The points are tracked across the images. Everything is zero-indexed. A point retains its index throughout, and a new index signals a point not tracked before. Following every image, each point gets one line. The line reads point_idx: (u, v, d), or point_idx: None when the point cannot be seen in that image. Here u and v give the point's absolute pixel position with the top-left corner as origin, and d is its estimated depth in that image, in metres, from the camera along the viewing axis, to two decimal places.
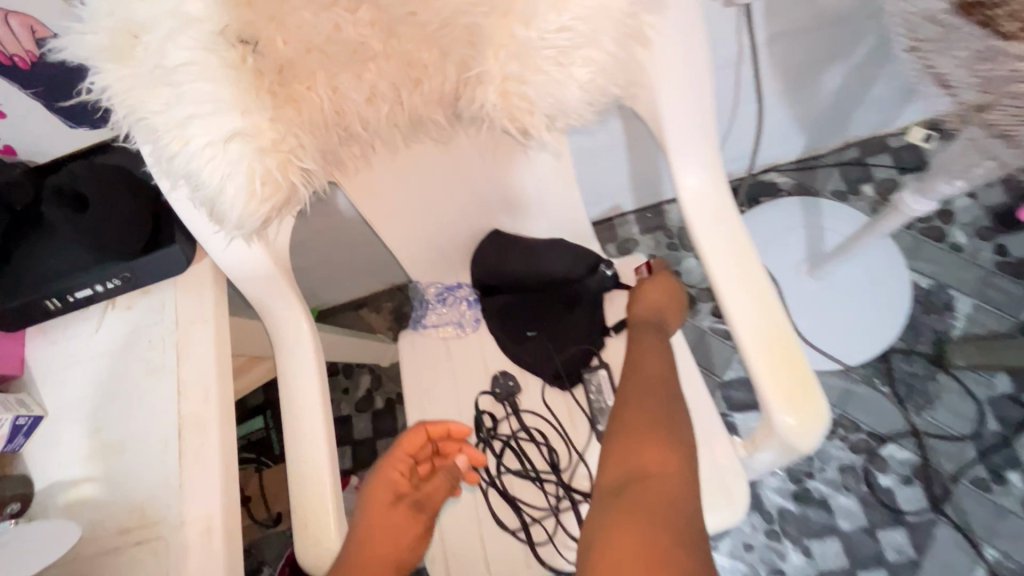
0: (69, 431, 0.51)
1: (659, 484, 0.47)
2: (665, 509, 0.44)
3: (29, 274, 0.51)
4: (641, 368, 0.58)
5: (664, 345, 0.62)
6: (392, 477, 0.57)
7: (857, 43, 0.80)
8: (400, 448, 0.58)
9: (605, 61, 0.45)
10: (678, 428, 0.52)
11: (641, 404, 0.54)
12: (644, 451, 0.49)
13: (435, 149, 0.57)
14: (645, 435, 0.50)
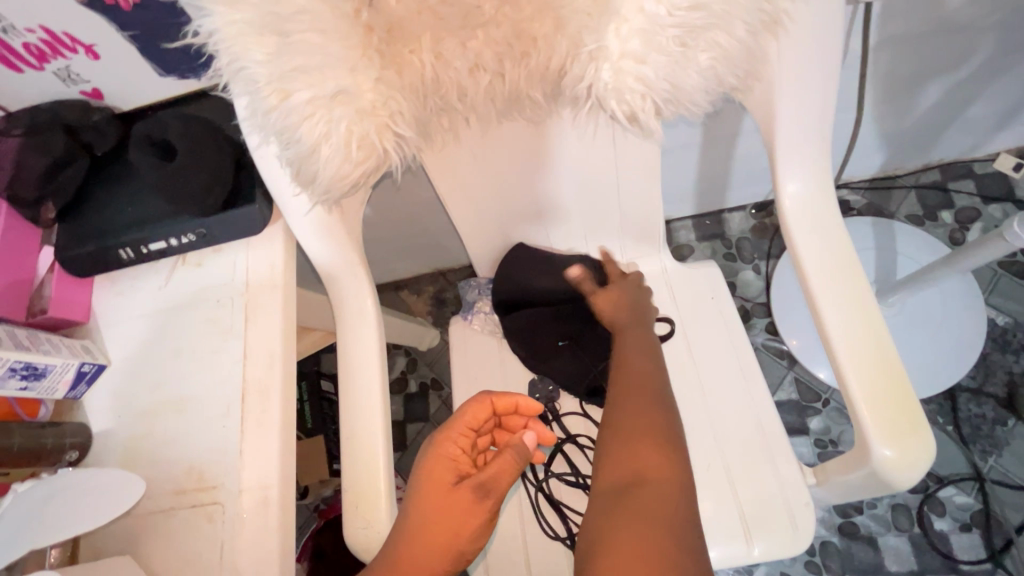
0: (131, 384, 0.51)
1: (657, 489, 0.44)
2: (659, 513, 0.42)
3: (106, 221, 0.51)
4: (628, 365, 0.55)
5: (648, 345, 0.58)
6: (453, 454, 0.50)
7: (967, 57, 0.74)
8: (461, 421, 0.52)
9: (731, 47, 0.42)
10: (670, 423, 0.49)
11: (633, 401, 0.51)
12: (640, 450, 0.46)
13: (522, 130, 0.55)
14: (639, 435, 0.48)
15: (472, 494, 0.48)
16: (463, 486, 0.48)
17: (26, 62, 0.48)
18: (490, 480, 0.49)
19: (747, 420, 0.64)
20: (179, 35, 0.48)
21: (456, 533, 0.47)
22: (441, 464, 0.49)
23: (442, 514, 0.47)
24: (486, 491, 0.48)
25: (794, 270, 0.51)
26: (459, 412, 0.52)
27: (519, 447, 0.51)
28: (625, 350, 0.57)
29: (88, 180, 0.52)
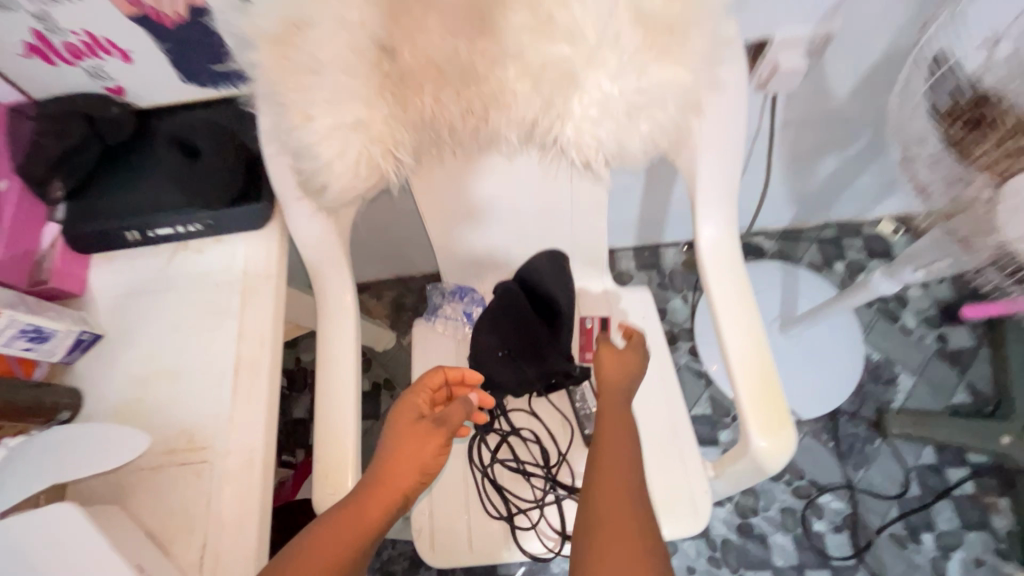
0: (124, 355, 0.55)
1: None
2: None
3: (116, 205, 0.56)
4: (605, 451, 0.56)
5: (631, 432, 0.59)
6: (416, 402, 0.61)
7: (853, 141, 0.93)
8: (422, 384, 0.63)
9: (666, 121, 0.54)
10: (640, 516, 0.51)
11: (610, 496, 0.52)
12: (620, 551, 0.48)
13: (496, 161, 0.65)
14: (621, 533, 0.49)
15: (429, 425, 0.58)
16: (424, 421, 0.58)
17: (59, 57, 0.53)
18: (444, 417, 0.59)
19: (664, 422, 0.76)
20: (210, 53, 0.55)
21: (416, 462, 0.55)
22: (406, 408, 0.60)
23: (404, 446, 0.56)
24: (442, 421, 0.58)
25: (704, 297, 0.64)
26: (418, 379, 0.62)
27: (464, 399, 0.62)
28: (611, 431, 0.58)
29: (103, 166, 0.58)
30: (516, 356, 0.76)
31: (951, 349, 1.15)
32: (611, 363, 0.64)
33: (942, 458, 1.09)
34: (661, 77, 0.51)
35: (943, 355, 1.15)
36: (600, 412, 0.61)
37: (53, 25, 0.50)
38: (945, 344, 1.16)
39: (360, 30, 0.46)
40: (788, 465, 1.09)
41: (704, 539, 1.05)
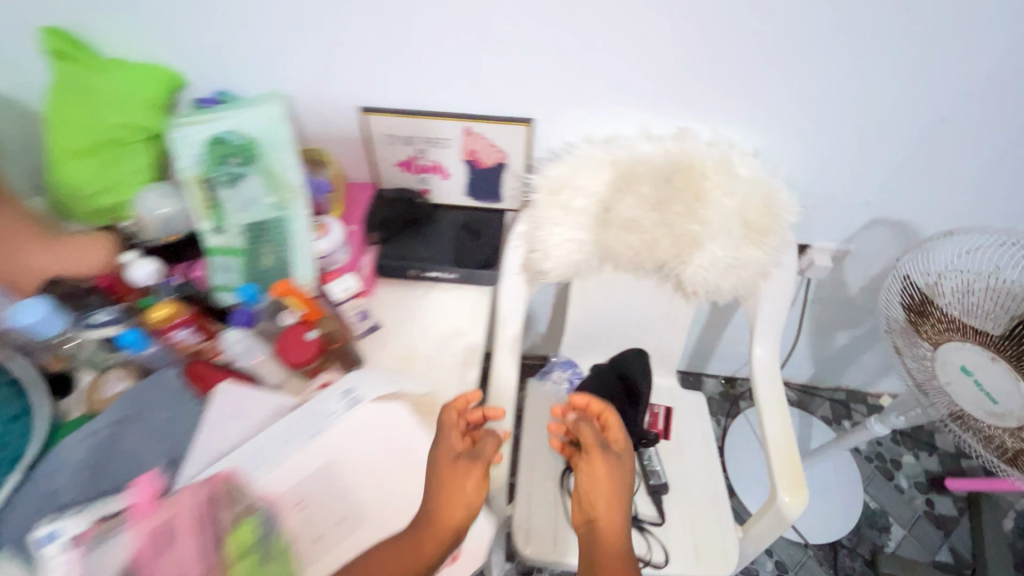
0: (391, 340, 0.89)
1: None
2: None
3: (411, 253, 0.94)
4: (607, 537, 0.72)
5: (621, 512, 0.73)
6: (450, 441, 0.69)
7: (861, 325, 1.28)
8: (447, 423, 0.70)
9: (746, 276, 0.90)
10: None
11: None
12: None
13: (628, 280, 1.02)
14: None
15: (467, 463, 0.67)
16: (460, 462, 0.67)
17: (412, 169, 0.95)
18: (478, 457, 0.69)
19: (707, 489, 1.01)
20: (490, 184, 0.96)
21: (456, 498, 0.64)
22: (443, 449, 0.68)
23: (451, 485, 0.65)
24: (477, 458, 0.69)
25: (754, 394, 0.95)
26: (442, 422, 0.69)
27: (491, 436, 0.73)
28: (606, 514, 0.73)
29: (406, 230, 0.97)
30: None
31: (937, 513, 1.38)
32: (599, 476, 0.74)
33: None
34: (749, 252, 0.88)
35: (929, 517, 1.37)
36: (593, 491, 0.74)
37: (423, 155, 0.92)
38: (931, 508, 1.38)
39: (593, 194, 0.86)
40: None
41: None
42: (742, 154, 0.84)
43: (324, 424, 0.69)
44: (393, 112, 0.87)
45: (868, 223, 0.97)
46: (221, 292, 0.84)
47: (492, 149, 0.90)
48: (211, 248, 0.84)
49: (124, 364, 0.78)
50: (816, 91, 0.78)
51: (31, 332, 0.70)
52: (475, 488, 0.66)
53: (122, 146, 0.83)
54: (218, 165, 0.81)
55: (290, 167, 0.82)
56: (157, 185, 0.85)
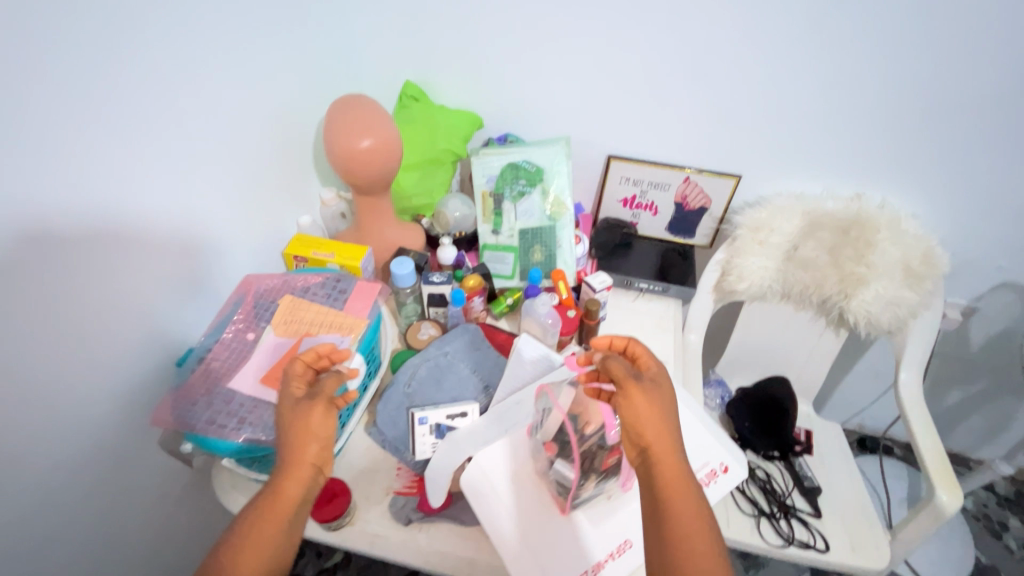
0: (613, 330, 1.13)
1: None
2: None
3: (623, 268, 1.20)
4: (664, 466, 0.60)
5: (675, 444, 0.61)
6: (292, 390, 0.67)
7: (975, 383, 1.44)
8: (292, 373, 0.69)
9: (899, 314, 1.12)
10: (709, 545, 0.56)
11: (685, 535, 0.56)
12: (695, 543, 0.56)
13: (789, 311, 1.25)
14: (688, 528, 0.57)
15: (306, 402, 0.64)
16: (305, 403, 0.64)
17: (630, 205, 1.23)
18: (313, 396, 0.65)
19: (854, 498, 1.17)
20: (688, 222, 1.22)
21: (309, 439, 0.62)
22: (286, 398, 0.66)
23: (299, 426, 0.62)
24: (313, 396, 0.65)
25: (903, 414, 1.13)
26: (283, 372, 0.68)
27: (329, 376, 0.69)
28: (652, 442, 0.61)
29: (617, 251, 1.24)
30: (757, 431, 1.26)
31: None
32: (639, 402, 0.62)
33: None
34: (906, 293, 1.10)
35: None
36: (639, 424, 0.62)
37: (644, 195, 1.21)
38: None
39: (783, 235, 1.11)
40: None
41: None
42: (904, 216, 1.09)
43: None
44: (633, 160, 1.17)
45: (997, 285, 1.18)
46: (496, 277, 1.12)
47: (699, 195, 1.18)
48: (490, 244, 1.12)
49: (434, 320, 1.04)
50: (968, 175, 1.04)
51: (396, 281, 0.97)
52: (320, 419, 0.63)
53: (439, 165, 1.15)
54: (509, 184, 1.11)
55: (563, 191, 1.10)
56: (456, 195, 1.16)
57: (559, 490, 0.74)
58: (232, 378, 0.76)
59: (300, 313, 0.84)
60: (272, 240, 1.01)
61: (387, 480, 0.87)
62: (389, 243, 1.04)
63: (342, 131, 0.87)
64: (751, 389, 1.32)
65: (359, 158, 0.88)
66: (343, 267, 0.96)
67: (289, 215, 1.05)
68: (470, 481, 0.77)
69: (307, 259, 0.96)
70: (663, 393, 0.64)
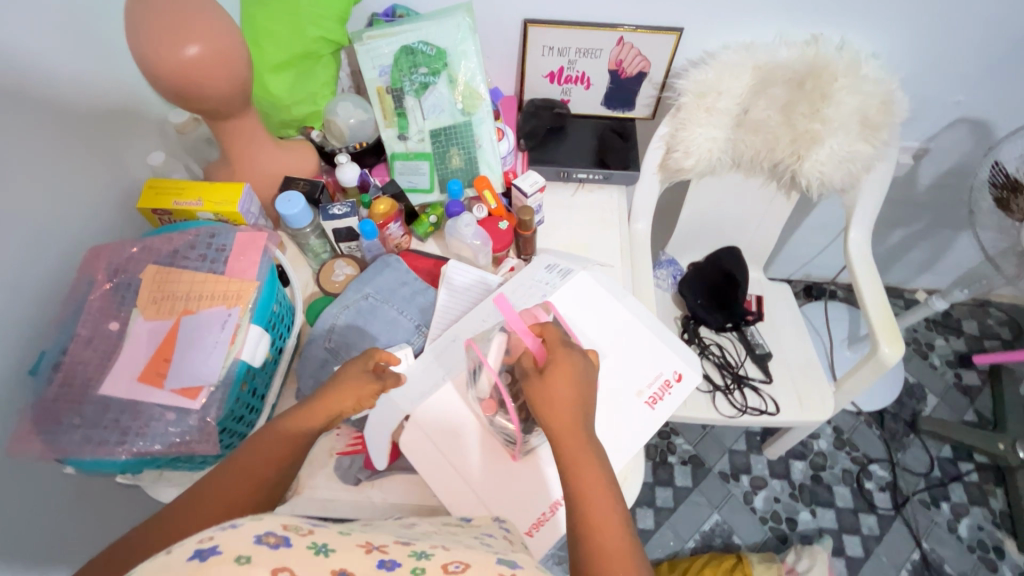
0: (554, 233, 1.02)
1: (606, 542, 0.52)
2: (616, 558, 0.51)
3: (557, 158, 1.05)
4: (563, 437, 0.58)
5: (582, 416, 0.59)
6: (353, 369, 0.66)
7: (917, 222, 1.43)
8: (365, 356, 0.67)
9: (855, 170, 1.04)
10: (621, 531, 0.53)
11: (595, 524, 0.53)
12: (591, 508, 0.54)
13: (739, 179, 1.15)
14: (590, 495, 0.55)
15: (364, 388, 0.65)
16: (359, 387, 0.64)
17: (558, 80, 1.04)
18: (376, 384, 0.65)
19: (803, 357, 1.20)
20: (626, 92, 1.05)
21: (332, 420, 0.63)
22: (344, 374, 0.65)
23: (333, 404, 0.63)
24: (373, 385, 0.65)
25: (850, 271, 1.11)
26: (364, 349, 0.67)
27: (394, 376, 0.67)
28: (552, 408, 0.59)
29: (548, 138, 1.07)
30: (709, 306, 1.24)
31: (964, 383, 1.61)
32: (556, 382, 0.60)
33: (956, 453, 1.51)
34: (869, 147, 1.00)
35: (958, 387, 1.61)
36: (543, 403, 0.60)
37: (572, 65, 1.01)
38: (960, 379, 1.62)
39: (731, 98, 0.97)
40: (848, 441, 1.52)
41: (787, 479, 1.46)
42: (865, 58, 0.96)
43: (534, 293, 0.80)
44: (555, 23, 0.95)
45: (953, 121, 1.10)
46: (412, 192, 0.96)
47: (636, 58, 0.99)
48: (398, 153, 0.94)
49: (347, 255, 0.90)
50: (940, 1, 0.89)
51: (288, 221, 0.80)
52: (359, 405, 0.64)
53: (315, 58, 0.91)
54: (406, 75, 0.90)
55: (472, 75, 0.90)
56: (346, 97, 0.94)
57: (506, 441, 0.70)
58: (104, 385, 0.63)
59: (171, 286, 0.69)
60: (122, 193, 0.80)
61: (329, 442, 0.79)
62: (273, 173, 0.85)
63: (156, 35, 0.63)
64: (703, 262, 1.28)
65: (186, 75, 0.65)
66: (218, 215, 0.79)
67: (136, 156, 0.82)
68: (408, 443, 0.71)
69: (169, 211, 0.78)
70: (575, 369, 0.62)
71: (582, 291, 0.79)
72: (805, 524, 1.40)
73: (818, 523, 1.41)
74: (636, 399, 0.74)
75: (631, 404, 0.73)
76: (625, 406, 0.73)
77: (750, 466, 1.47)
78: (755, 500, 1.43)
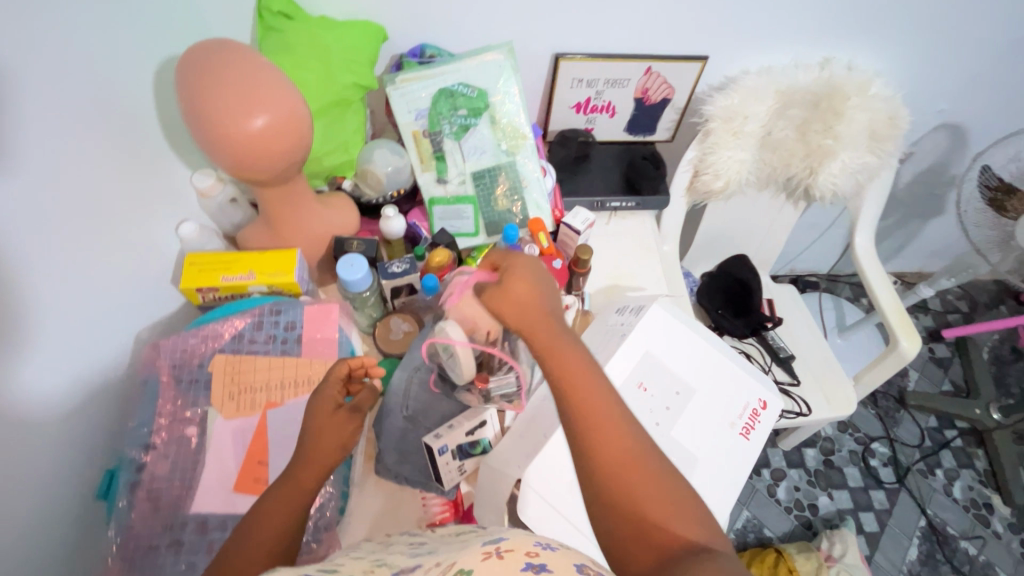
0: (599, 265, 1.01)
1: (606, 431, 0.50)
2: (621, 443, 0.49)
3: (588, 189, 1.04)
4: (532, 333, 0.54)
5: (542, 312, 0.56)
6: (329, 393, 0.60)
7: (893, 216, 1.55)
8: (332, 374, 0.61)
9: (864, 179, 1.10)
10: (614, 407, 0.51)
11: (591, 415, 0.50)
12: (583, 399, 0.51)
13: (754, 194, 1.19)
14: (576, 387, 0.51)
15: (348, 413, 0.59)
16: (341, 411, 0.59)
17: (584, 110, 1.04)
18: (357, 405, 0.61)
19: (821, 355, 1.27)
20: (649, 118, 1.06)
21: (338, 446, 0.57)
22: (322, 400, 0.59)
23: (326, 433, 0.56)
24: (357, 409, 0.60)
25: (861, 273, 1.19)
26: (326, 369, 0.60)
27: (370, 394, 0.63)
28: (514, 309, 0.55)
29: (575, 168, 1.06)
30: (729, 315, 1.28)
31: (937, 356, 1.77)
32: (516, 293, 0.56)
33: (941, 422, 1.65)
34: (877, 158, 1.07)
35: (933, 360, 1.76)
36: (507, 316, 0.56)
37: (599, 96, 1.01)
38: (933, 353, 1.78)
39: (755, 123, 1.01)
40: (850, 424, 1.62)
41: (803, 468, 1.54)
42: (871, 76, 1.01)
43: (615, 336, 0.79)
44: (585, 56, 0.95)
45: (935, 127, 1.19)
46: (457, 236, 0.92)
47: (661, 87, 1.01)
48: (438, 198, 0.90)
49: (403, 311, 0.85)
50: (935, 23, 0.97)
51: (349, 286, 0.75)
52: (351, 431, 0.58)
53: (345, 106, 0.86)
54: (445, 116, 0.87)
55: (513, 113, 0.89)
56: (381, 143, 0.89)
57: (503, 402, 0.77)
58: (194, 503, 0.58)
59: (245, 376, 0.64)
60: (156, 273, 0.72)
61: (416, 511, 0.74)
62: (320, 234, 0.80)
63: (209, 89, 0.56)
64: (716, 272, 1.32)
65: (222, 138, 0.58)
66: (270, 287, 0.70)
67: (164, 230, 0.74)
68: (529, 510, 0.67)
69: (217, 288, 0.69)
70: (530, 274, 0.58)
71: (660, 327, 0.79)
72: (826, 508, 1.49)
73: (836, 506, 1.50)
74: (730, 432, 0.75)
75: (727, 437, 0.74)
76: (721, 440, 0.74)
77: (769, 459, 1.54)
78: (778, 491, 1.50)
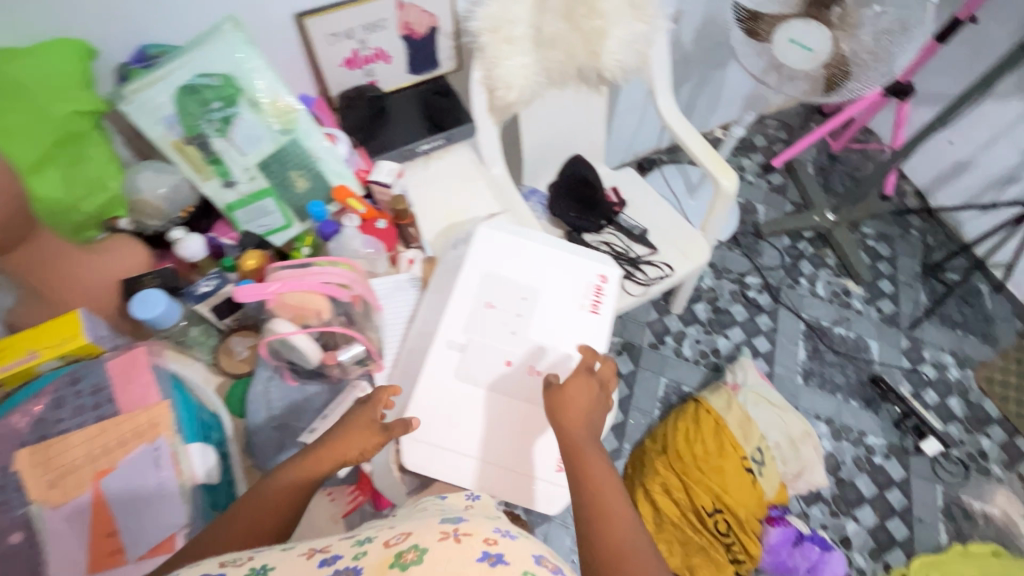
0: (430, 204, 1.00)
1: (609, 529, 0.56)
2: (625, 547, 0.54)
3: (394, 141, 1.05)
4: (579, 450, 0.62)
5: (590, 428, 0.65)
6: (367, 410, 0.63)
7: (694, 76, 1.66)
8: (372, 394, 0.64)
9: (643, 48, 1.16)
10: (625, 506, 0.58)
11: (603, 513, 0.57)
12: (604, 501, 0.58)
13: (557, 94, 1.22)
14: (599, 488, 0.59)
15: (374, 429, 0.62)
16: (371, 427, 0.62)
17: (357, 64, 1.00)
18: (388, 427, 0.63)
19: (669, 218, 1.38)
20: (424, 51, 1.04)
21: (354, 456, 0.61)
22: (361, 411, 0.63)
23: (347, 443, 0.61)
24: (385, 430, 0.63)
25: (672, 132, 1.27)
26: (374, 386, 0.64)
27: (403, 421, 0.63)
28: (566, 411, 0.65)
29: (373, 124, 1.04)
30: (581, 213, 1.34)
31: (774, 185, 1.97)
32: (572, 402, 0.65)
33: (793, 238, 1.86)
34: (645, 25, 1.12)
35: (772, 189, 1.96)
36: (564, 430, 0.64)
37: (364, 45, 0.97)
38: (771, 184, 1.97)
39: (522, 23, 1.01)
40: (723, 269, 1.79)
41: (698, 322, 1.69)
42: None
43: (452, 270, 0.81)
44: (328, 8, 0.90)
45: None
46: (270, 234, 0.89)
47: (421, 17, 0.99)
48: (234, 202, 0.85)
49: (242, 328, 0.79)
50: None
51: (157, 323, 0.70)
52: (368, 445, 0.62)
53: (80, 139, 0.76)
54: (200, 117, 0.80)
55: (272, 88, 0.83)
56: (145, 165, 0.83)
57: (364, 369, 0.77)
58: None
59: (60, 457, 0.59)
60: None
61: (326, 509, 0.72)
62: (107, 283, 0.73)
63: None
64: (558, 178, 1.35)
65: None
66: (65, 357, 0.64)
67: None
68: (413, 459, 0.71)
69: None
70: (594, 404, 0.67)
71: (491, 244, 0.81)
72: (725, 348, 1.66)
73: (733, 342, 1.67)
74: (581, 312, 0.80)
75: (578, 317, 0.79)
76: (575, 322, 0.79)
77: (668, 326, 1.68)
78: (684, 350, 1.65)
